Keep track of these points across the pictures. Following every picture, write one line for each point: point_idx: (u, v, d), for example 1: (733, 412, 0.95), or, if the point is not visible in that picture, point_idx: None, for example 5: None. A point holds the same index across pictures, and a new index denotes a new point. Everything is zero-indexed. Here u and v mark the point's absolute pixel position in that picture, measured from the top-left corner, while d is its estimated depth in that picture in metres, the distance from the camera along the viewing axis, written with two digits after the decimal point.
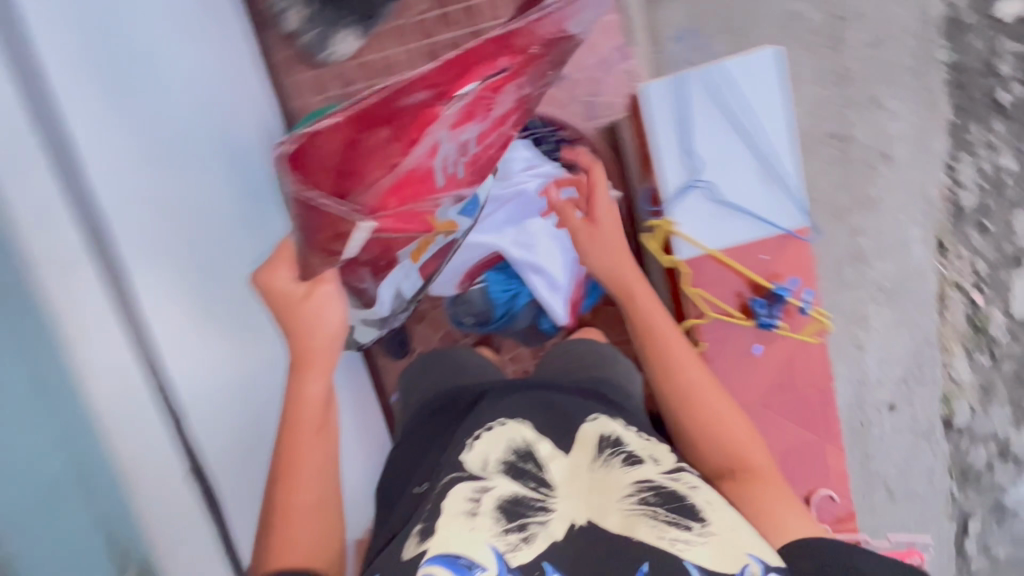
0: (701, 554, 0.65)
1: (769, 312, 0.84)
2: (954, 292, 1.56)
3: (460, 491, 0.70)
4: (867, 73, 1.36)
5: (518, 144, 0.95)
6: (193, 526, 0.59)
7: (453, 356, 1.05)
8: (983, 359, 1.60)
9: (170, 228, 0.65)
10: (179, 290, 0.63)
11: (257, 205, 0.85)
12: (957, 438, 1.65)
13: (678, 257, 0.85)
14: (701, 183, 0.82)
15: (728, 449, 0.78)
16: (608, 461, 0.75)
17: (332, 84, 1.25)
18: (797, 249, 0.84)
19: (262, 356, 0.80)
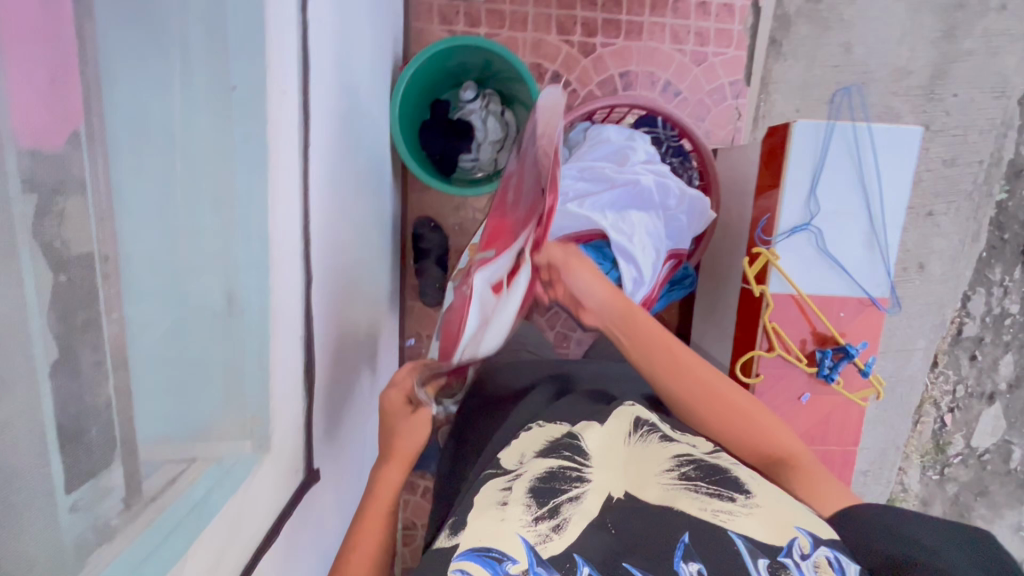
0: (752, 527, 0.42)
1: (833, 364, 0.88)
2: (929, 408, 1.62)
3: (493, 483, 0.49)
4: (933, 186, 1.44)
5: (641, 138, 0.98)
6: (292, 400, 0.53)
7: None
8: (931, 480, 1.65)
9: (328, 88, 0.60)
10: (324, 158, 0.61)
11: (367, 105, 0.82)
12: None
13: (769, 288, 0.87)
14: (813, 228, 0.85)
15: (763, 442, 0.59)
16: (645, 438, 0.53)
17: (456, 19, 1.23)
18: (873, 315, 0.89)
19: (352, 255, 0.76)
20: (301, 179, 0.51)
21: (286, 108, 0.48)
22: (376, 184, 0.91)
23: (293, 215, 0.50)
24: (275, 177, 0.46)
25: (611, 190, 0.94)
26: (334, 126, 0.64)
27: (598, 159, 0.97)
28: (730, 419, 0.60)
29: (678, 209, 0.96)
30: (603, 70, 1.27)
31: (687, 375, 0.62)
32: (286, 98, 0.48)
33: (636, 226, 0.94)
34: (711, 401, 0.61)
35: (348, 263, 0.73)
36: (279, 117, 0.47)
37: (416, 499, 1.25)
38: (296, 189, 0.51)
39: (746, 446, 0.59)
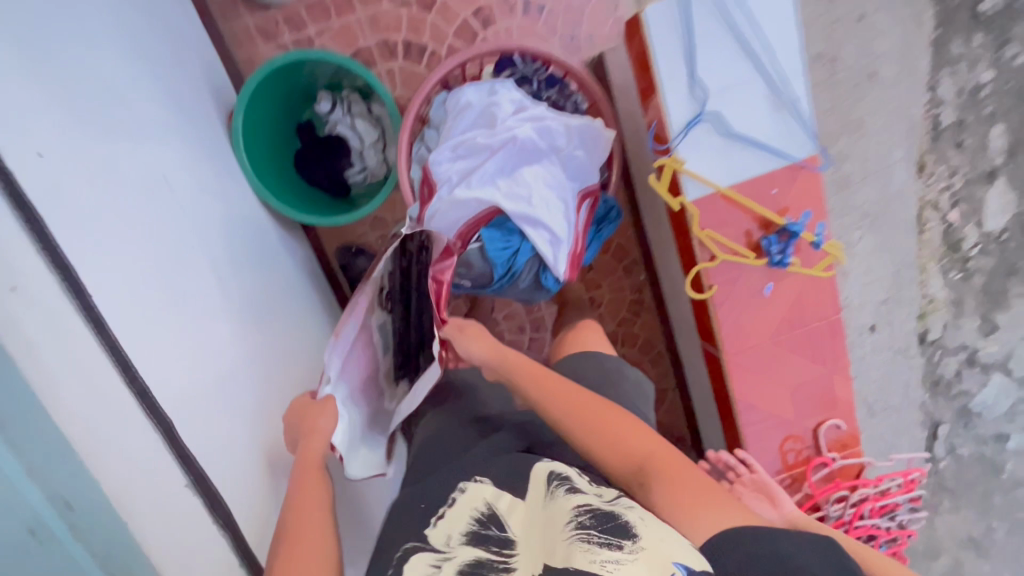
0: (636, 572, 0.47)
1: (781, 249, 0.80)
2: (993, 199, 1.26)
3: (422, 559, 0.55)
4: None
5: (505, 85, 0.87)
6: (204, 541, 0.51)
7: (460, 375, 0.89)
8: (957, 277, 1.29)
9: (106, 213, 0.54)
10: (144, 290, 0.56)
11: (191, 184, 0.74)
12: (933, 358, 1.31)
13: (687, 197, 0.78)
14: (709, 116, 0.75)
15: (631, 454, 0.64)
16: (555, 495, 0.58)
17: (281, 29, 1.11)
18: (808, 179, 0.79)
19: (238, 346, 0.71)
20: (107, 350, 0.47)
21: (46, 291, 0.43)
22: (251, 252, 0.84)
23: (114, 389, 0.46)
24: (58, 376, 0.42)
25: (493, 157, 0.85)
26: (143, 246, 0.59)
27: (467, 130, 0.87)
28: (602, 436, 0.67)
29: (570, 146, 0.87)
30: (455, 16, 1.13)
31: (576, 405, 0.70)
32: (37, 280, 0.43)
33: (531, 186, 0.85)
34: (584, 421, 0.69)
35: (238, 362, 0.69)
36: (36, 309, 0.42)
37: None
38: (109, 360, 0.46)
39: (617, 457, 0.65)
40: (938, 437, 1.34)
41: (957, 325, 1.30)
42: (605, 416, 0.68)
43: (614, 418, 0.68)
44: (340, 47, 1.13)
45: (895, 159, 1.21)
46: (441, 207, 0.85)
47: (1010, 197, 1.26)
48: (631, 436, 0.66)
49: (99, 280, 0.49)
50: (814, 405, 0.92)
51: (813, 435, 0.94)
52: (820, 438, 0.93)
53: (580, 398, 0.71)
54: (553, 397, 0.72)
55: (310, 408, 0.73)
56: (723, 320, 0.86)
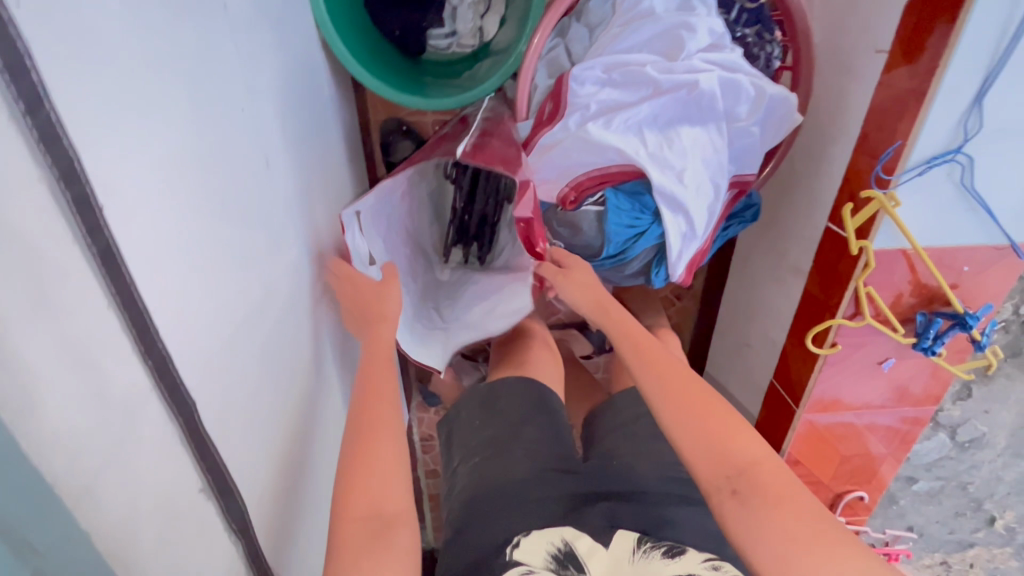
0: None
1: (936, 336, 0.67)
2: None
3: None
4: None
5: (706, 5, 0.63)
6: (215, 548, 0.40)
7: (531, 389, 0.68)
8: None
9: (145, 57, 0.33)
10: (178, 187, 0.36)
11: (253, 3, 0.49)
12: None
13: (872, 244, 0.63)
14: (960, 159, 0.57)
15: (723, 453, 0.50)
16: (648, 554, 0.47)
17: None
18: (1007, 268, 0.65)
19: (281, 266, 0.53)
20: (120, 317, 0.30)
21: (21, 209, 0.25)
22: (305, 118, 0.62)
23: (118, 375, 0.31)
24: (37, 367, 0.26)
25: (655, 99, 0.63)
26: (188, 119, 0.38)
27: (634, 50, 0.64)
28: (688, 420, 0.53)
29: (749, 120, 0.66)
30: None
31: (661, 373, 0.57)
32: (9, 187, 0.24)
33: (688, 154, 0.64)
34: (670, 393, 0.55)
35: (273, 284, 0.51)
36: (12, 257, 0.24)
37: (430, 417, 1.10)
38: (115, 320, 0.30)
39: (700, 454, 0.51)
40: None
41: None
42: (692, 387, 0.55)
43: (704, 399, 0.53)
44: None
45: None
46: (568, 142, 0.64)
47: None
48: (727, 427, 0.52)
49: (113, 184, 0.30)
50: (852, 476, 0.88)
51: (836, 499, 0.91)
52: (841, 504, 0.90)
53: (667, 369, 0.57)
54: (643, 360, 0.59)
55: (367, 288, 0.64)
56: (824, 380, 0.75)
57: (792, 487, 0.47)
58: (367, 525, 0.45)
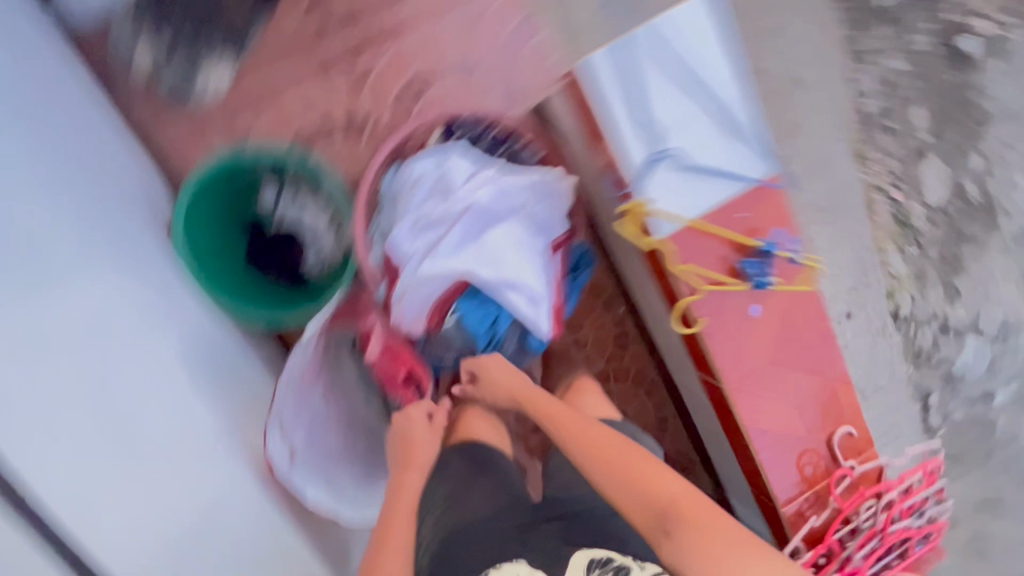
0: None
1: (759, 271, 0.79)
2: (927, 171, 1.25)
3: None
4: None
5: (455, 151, 0.85)
6: None
7: (479, 453, 0.80)
8: (913, 252, 1.28)
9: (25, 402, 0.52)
10: (94, 455, 0.58)
11: (140, 321, 0.69)
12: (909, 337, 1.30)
13: (659, 237, 0.77)
14: (669, 153, 0.75)
15: (651, 500, 0.63)
16: None
17: (214, 127, 1.08)
18: (771, 197, 0.79)
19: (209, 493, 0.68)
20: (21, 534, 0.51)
21: None
22: (216, 369, 0.79)
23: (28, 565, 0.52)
24: None
25: (455, 227, 0.83)
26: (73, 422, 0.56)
27: (422, 204, 0.84)
28: (622, 480, 0.66)
29: (531, 203, 0.85)
30: (388, 87, 1.10)
31: (593, 440, 0.71)
32: None
33: (499, 247, 0.82)
34: (598, 460, 0.69)
35: (198, 505, 0.66)
36: None
37: None
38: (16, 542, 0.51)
39: (637, 505, 0.64)
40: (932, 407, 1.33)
41: (921, 302, 1.28)
42: (619, 448, 0.69)
43: (629, 455, 0.68)
44: (278, 132, 1.09)
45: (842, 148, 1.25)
46: (410, 285, 0.81)
47: (943, 174, 1.25)
48: (648, 474, 0.65)
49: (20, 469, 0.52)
50: (821, 420, 0.91)
51: (828, 446, 0.92)
52: (834, 448, 0.91)
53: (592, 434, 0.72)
54: (572, 434, 0.73)
55: (410, 441, 0.79)
56: (717, 348, 0.83)
57: (708, 511, 0.61)
58: None
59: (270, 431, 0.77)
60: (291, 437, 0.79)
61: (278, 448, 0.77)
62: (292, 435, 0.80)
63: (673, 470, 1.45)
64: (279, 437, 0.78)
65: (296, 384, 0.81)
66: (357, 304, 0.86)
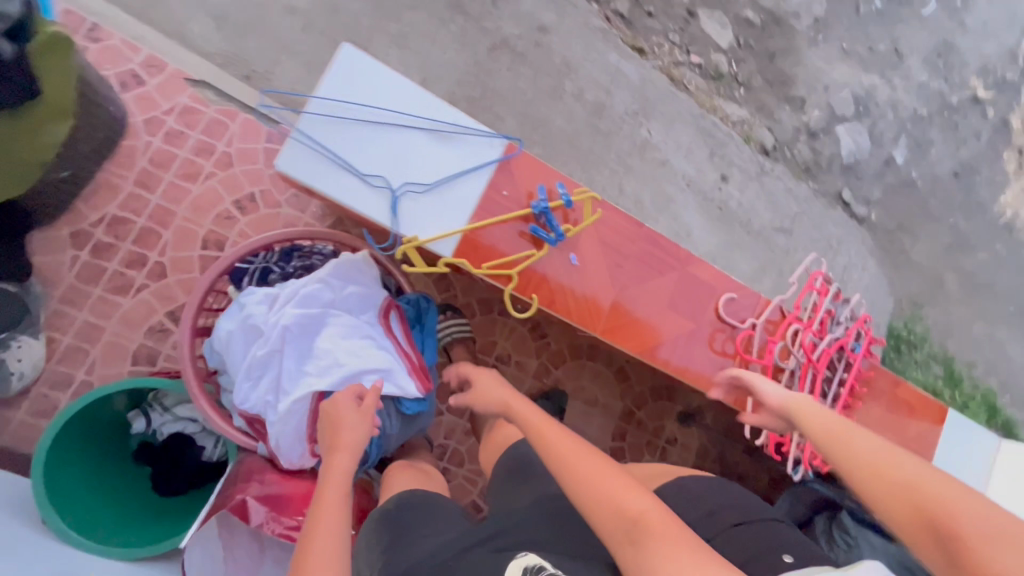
0: None
1: (549, 229, 0.83)
2: (706, 24, 1.44)
3: None
4: (405, 47, 1.28)
5: (245, 292, 0.86)
6: None
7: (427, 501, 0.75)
8: (742, 92, 1.45)
9: None
10: None
11: None
12: (790, 156, 1.46)
13: (445, 256, 0.81)
14: (404, 188, 0.78)
15: (617, 508, 0.58)
16: None
17: (57, 395, 1.07)
18: (519, 164, 0.83)
19: None
20: None
21: None
22: None
23: None
24: None
25: (283, 355, 0.83)
26: None
27: (243, 355, 0.84)
28: (593, 492, 0.61)
29: (336, 292, 0.87)
30: (192, 260, 1.13)
31: (568, 452, 0.66)
32: None
33: (330, 349, 0.83)
34: (572, 472, 0.63)
35: None
36: None
37: None
38: None
39: (608, 513, 0.59)
40: (850, 202, 1.47)
41: (778, 123, 1.46)
42: (592, 459, 0.64)
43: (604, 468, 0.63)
44: (116, 362, 1.09)
45: (616, 63, 1.40)
46: (275, 430, 0.81)
47: (720, 21, 1.44)
48: (617, 484, 0.61)
49: None
50: (697, 305, 0.94)
51: (722, 320, 0.94)
52: (727, 320, 0.94)
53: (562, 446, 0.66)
54: (552, 446, 0.67)
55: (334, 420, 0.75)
56: (564, 309, 0.87)
57: (672, 522, 0.57)
58: None
59: None
60: None
61: None
62: None
63: (659, 404, 1.46)
64: None
65: None
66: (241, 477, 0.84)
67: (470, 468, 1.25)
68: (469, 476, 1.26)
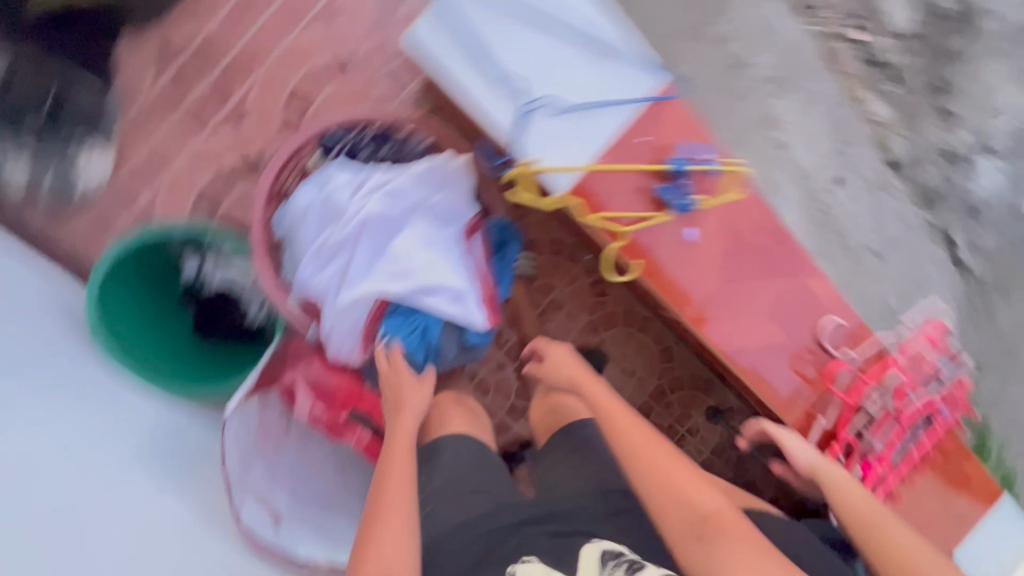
0: None
1: (681, 194, 0.73)
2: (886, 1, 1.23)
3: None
4: None
5: (334, 167, 0.80)
6: None
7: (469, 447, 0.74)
8: (894, 90, 1.25)
9: None
10: None
11: None
12: (915, 177, 1.25)
13: (560, 192, 0.71)
14: (538, 103, 0.69)
15: (684, 503, 0.60)
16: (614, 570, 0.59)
17: (115, 212, 1.03)
18: (670, 111, 0.72)
19: None
20: None
21: None
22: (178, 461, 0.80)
23: None
24: None
25: (358, 246, 0.77)
26: None
27: (318, 233, 0.79)
28: (659, 479, 0.62)
29: (427, 195, 0.79)
30: (270, 113, 1.05)
31: (632, 436, 0.66)
32: None
33: (408, 256, 0.77)
34: (639, 457, 0.64)
35: None
36: None
37: None
38: None
39: (676, 508, 0.60)
40: (957, 243, 1.27)
41: (919, 135, 1.25)
42: (655, 446, 0.65)
43: (669, 460, 0.64)
44: (178, 197, 1.04)
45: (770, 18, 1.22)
46: (332, 320, 0.77)
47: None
48: (682, 476, 0.62)
49: None
50: (803, 319, 0.84)
51: (818, 342, 0.86)
52: (827, 343, 0.85)
53: (641, 439, 0.66)
54: (617, 426, 0.67)
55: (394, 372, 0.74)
56: (664, 285, 0.77)
57: (743, 524, 0.59)
58: None
59: (234, 501, 0.76)
60: (258, 498, 0.79)
61: (249, 514, 0.77)
62: (261, 494, 0.79)
63: (692, 394, 1.40)
64: (244, 503, 0.77)
65: (257, 451, 0.80)
66: (286, 355, 0.81)
67: (493, 400, 1.25)
68: (488, 407, 1.25)
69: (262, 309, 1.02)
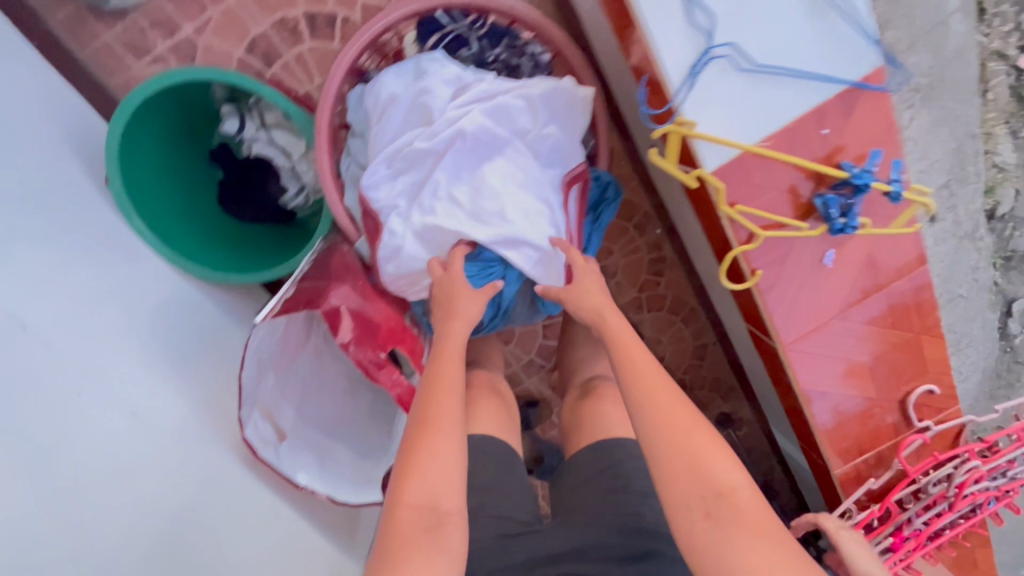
0: None
1: (845, 210, 0.60)
2: None
3: None
4: None
5: (436, 56, 0.65)
6: None
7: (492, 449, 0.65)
8: None
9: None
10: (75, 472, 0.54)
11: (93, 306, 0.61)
12: (1002, 237, 0.89)
13: (706, 167, 0.58)
14: (721, 49, 0.55)
15: (698, 469, 0.45)
16: None
17: (154, 38, 0.88)
18: (869, 106, 0.58)
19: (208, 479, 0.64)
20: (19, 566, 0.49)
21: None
22: (190, 345, 0.70)
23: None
24: None
25: (441, 164, 0.64)
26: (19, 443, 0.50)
27: (399, 132, 0.65)
28: (675, 438, 0.47)
29: (537, 125, 0.65)
30: None
31: (658, 383, 0.50)
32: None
33: (498, 192, 0.63)
34: (657, 407, 0.49)
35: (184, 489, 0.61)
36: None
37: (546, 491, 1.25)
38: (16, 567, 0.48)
39: (683, 467, 0.45)
40: (1011, 314, 0.93)
41: None
42: (678, 397, 0.49)
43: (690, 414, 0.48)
44: (229, 40, 0.88)
45: (950, 9, 0.75)
46: (390, 242, 0.65)
47: None
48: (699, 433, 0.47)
49: None
50: (897, 376, 0.76)
51: (901, 405, 0.78)
52: (910, 409, 0.77)
53: (668, 399, 0.49)
54: (638, 365, 0.52)
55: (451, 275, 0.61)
56: (776, 306, 0.66)
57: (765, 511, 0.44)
58: (418, 520, 0.46)
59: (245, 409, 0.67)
60: (267, 410, 0.71)
61: (257, 426, 0.69)
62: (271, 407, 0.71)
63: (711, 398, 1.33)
64: (253, 412, 0.69)
65: (274, 361, 0.73)
66: (328, 266, 0.72)
67: (512, 351, 1.18)
68: (506, 356, 1.18)
69: (299, 195, 0.89)
